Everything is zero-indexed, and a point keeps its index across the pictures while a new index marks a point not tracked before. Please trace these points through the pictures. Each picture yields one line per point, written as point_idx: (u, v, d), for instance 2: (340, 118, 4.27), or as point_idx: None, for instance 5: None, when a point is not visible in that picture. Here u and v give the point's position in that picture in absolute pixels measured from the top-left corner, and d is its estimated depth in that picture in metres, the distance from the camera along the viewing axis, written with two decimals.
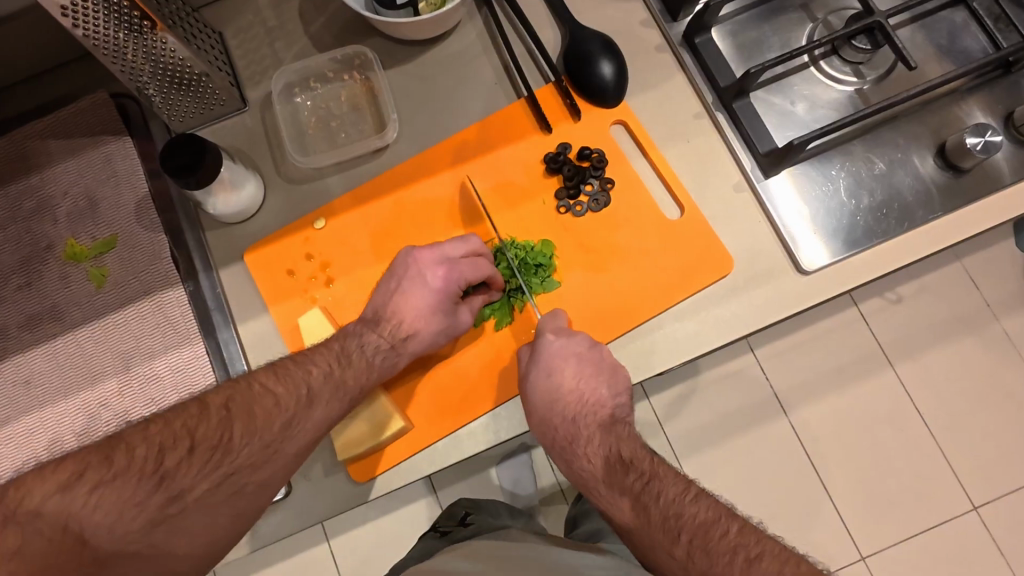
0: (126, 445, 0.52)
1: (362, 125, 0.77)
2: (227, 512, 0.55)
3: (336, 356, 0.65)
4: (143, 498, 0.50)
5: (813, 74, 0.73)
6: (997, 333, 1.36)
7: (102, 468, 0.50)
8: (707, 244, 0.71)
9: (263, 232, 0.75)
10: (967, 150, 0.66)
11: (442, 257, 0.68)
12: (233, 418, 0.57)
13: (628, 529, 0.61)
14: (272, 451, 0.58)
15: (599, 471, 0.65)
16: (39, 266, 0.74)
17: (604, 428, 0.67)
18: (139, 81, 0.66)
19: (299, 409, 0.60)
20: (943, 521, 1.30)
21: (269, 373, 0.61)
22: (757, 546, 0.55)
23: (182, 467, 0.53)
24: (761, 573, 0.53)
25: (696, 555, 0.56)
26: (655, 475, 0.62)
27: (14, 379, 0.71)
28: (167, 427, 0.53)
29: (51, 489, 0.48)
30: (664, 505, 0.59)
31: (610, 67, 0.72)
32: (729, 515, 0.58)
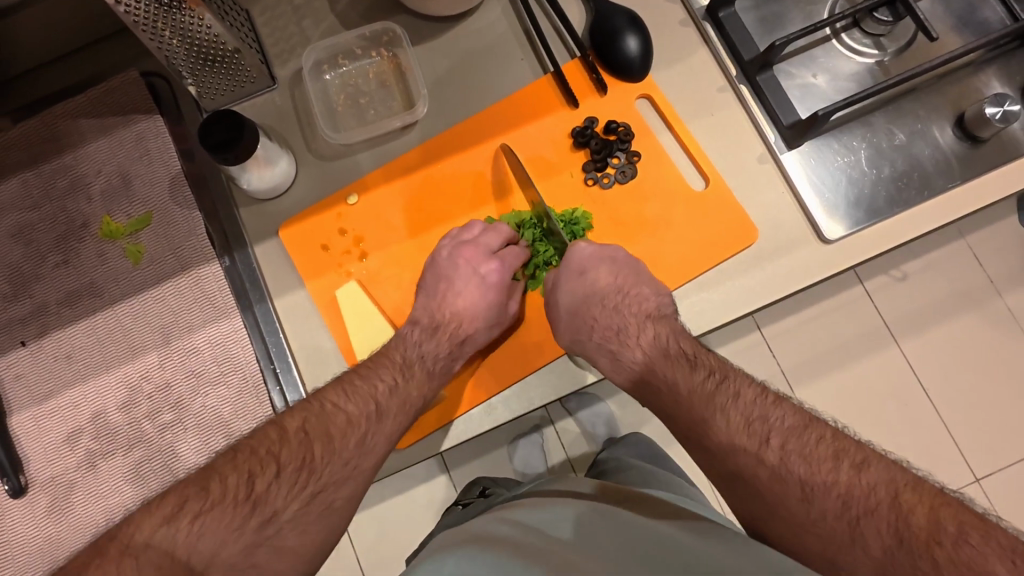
0: (219, 475, 0.54)
1: (391, 102, 0.78)
2: (320, 528, 0.57)
3: (399, 368, 0.68)
4: (241, 523, 0.52)
5: (835, 46, 0.74)
6: (998, 308, 1.39)
7: (200, 499, 0.52)
8: (731, 215, 0.72)
9: (296, 207, 0.76)
10: (986, 119, 0.68)
11: (487, 251, 0.72)
12: (312, 440, 0.60)
13: (705, 433, 0.59)
14: (353, 467, 0.61)
15: (664, 377, 0.65)
16: (77, 243, 0.75)
17: (651, 318, 0.69)
18: (173, 60, 0.68)
19: (370, 425, 0.63)
20: (945, 492, 1.34)
21: (337, 392, 0.64)
22: (860, 452, 0.54)
23: (272, 490, 0.55)
24: (870, 479, 0.52)
25: (792, 460, 0.55)
26: (728, 376, 0.62)
27: (55, 355, 0.73)
28: (254, 454, 0.56)
29: (158, 522, 0.50)
30: (746, 409, 0.59)
31: (636, 41, 0.73)
32: (818, 420, 0.57)
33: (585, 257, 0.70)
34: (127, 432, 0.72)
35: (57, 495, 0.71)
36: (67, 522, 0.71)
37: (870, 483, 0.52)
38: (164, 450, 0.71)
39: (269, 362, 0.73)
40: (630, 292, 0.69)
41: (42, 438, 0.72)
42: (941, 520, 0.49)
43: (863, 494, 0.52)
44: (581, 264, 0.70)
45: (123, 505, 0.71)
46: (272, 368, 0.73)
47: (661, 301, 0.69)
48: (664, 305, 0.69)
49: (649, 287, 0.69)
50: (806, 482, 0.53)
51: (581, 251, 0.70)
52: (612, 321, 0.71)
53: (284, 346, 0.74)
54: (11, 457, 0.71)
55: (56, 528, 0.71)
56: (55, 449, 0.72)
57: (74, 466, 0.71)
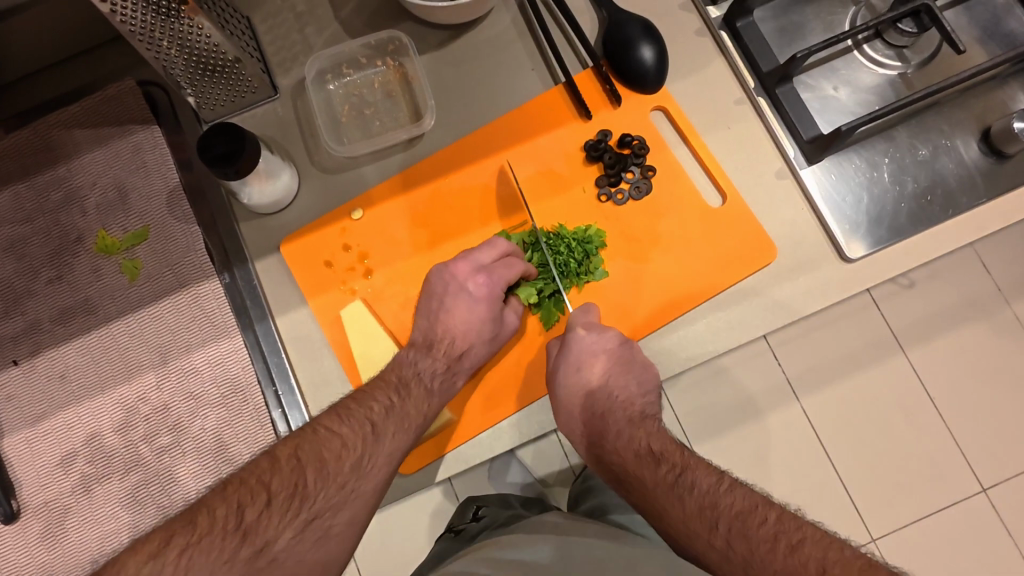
0: (206, 508, 0.51)
1: (397, 113, 0.75)
2: (317, 557, 0.54)
3: (395, 388, 0.64)
4: (230, 556, 0.49)
5: (856, 57, 0.72)
6: (1007, 317, 1.37)
7: (187, 532, 0.49)
8: (748, 232, 0.70)
9: (299, 221, 0.73)
10: (1013, 134, 0.66)
11: (476, 265, 0.67)
12: (305, 466, 0.56)
13: (666, 521, 0.58)
14: (350, 492, 0.57)
15: (631, 467, 0.62)
16: (70, 258, 0.72)
17: (633, 422, 0.66)
18: (171, 69, 0.65)
19: (367, 448, 0.59)
20: (953, 504, 1.32)
21: (331, 417, 0.60)
22: (798, 531, 0.53)
23: (264, 520, 0.52)
24: (803, 557, 0.51)
25: (736, 542, 0.53)
26: (688, 467, 0.60)
27: (49, 374, 0.70)
28: (244, 484, 0.53)
29: (142, 561, 0.47)
30: (700, 495, 0.57)
31: (651, 51, 0.70)
32: (765, 503, 0.56)
33: (583, 350, 0.65)
34: (123, 455, 0.69)
35: (50, 520, 0.69)
36: (61, 548, 0.69)
37: (803, 561, 0.51)
38: (161, 473, 0.69)
39: (270, 383, 0.71)
40: (619, 397, 0.67)
41: (35, 462, 0.69)
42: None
43: (797, 571, 0.50)
44: (578, 359, 0.65)
45: (119, 531, 0.68)
46: (273, 389, 0.71)
47: (646, 403, 0.67)
48: (648, 408, 0.67)
49: None
50: (750, 563, 0.52)
51: (580, 341, 0.65)
52: (597, 414, 0.67)
53: (286, 366, 0.71)
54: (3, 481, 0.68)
55: (50, 555, 0.69)
56: (48, 473, 0.69)
57: (68, 491, 0.69)
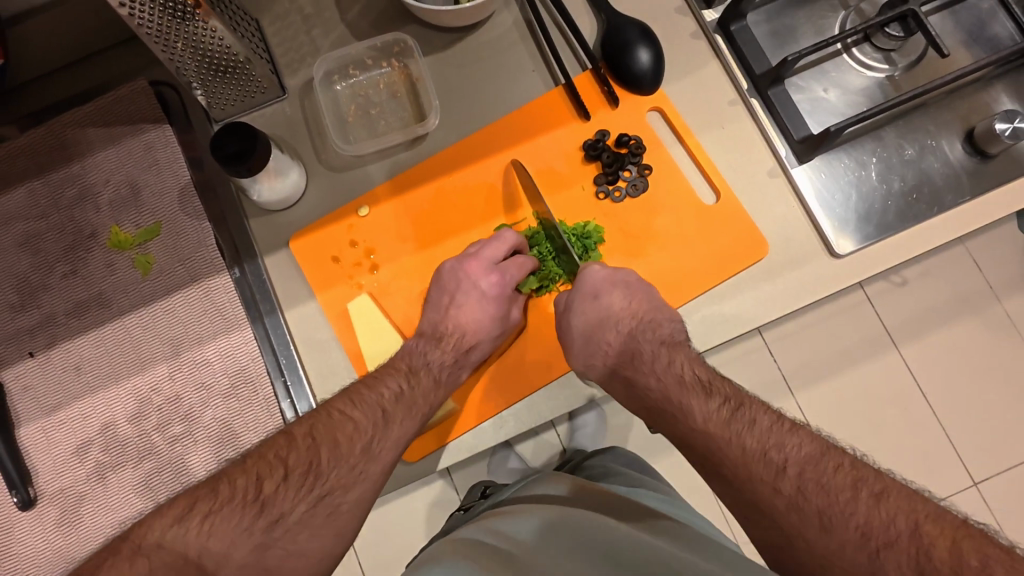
0: (228, 478, 0.54)
1: (402, 114, 0.77)
2: (329, 532, 0.56)
3: (405, 376, 0.67)
4: (250, 524, 0.52)
5: (845, 60, 0.74)
6: (997, 313, 1.40)
7: (210, 500, 0.52)
8: (741, 229, 0.72)
9: (306, 218, 0.76)
10: (996, 135, 0.68)
11: (489, 263, 0.71)
12: (319, 444, 0.59)
13: (719, 459, 0.58)
14: (360, 472, 0.60)
15: (677, 396, 0.63)
16: (85, 253, 0.74)
17: (666, 345, 0.67)
18: (183, 71, 0.68)
19: (377, 431, 0.62)
20: (944, 496, 1.35)
21: (345, 401, 0.63)
22: (879, 482, 0.52)
23: (280, 493, 0.55)
24: (890, 509, 0.51)
25: (809, 489, 0.53)
26: (744, 403, 0.61)
27: (64, 366, 0.73)
28: (262, 458, 0.56)
29: (168, 523, 0.50)
30: (760, 435, 0.57)
31: (648, 54, 0.73)
32: (835, 449, 0.56)
33: (599, 280, 0.69)
34: (137, 444, 0.71)
35: (65, 507, 0.71)
36: (76, 534, 0.71)
37: (889, 514, 0.50)
38: (174, 462, 0.71)
39: (279, 374, 0.73)
40: (645, 319, 0.69)
41: (50, 450, 0.71)
42: (963, 555, 0.47)
43: (884, 526, 0.50)
44: (595, 288, 0.69)
45: (133, 517, 0.71)
46: (282, 380, 0.73)
47: (674, 328, 0.68)
48: (677, 333, 0.68)
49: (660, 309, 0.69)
50: (825, 513, 0.52)
51: (593, 274, 0.69)
52: (625, 346, 0.70)
53: (294, 358, 0.73)
54: (21, 470, 0.70)
55: (65, 541, 0.71)
56: (64, 461, 0.71)
57: (83, 478, 0.71)
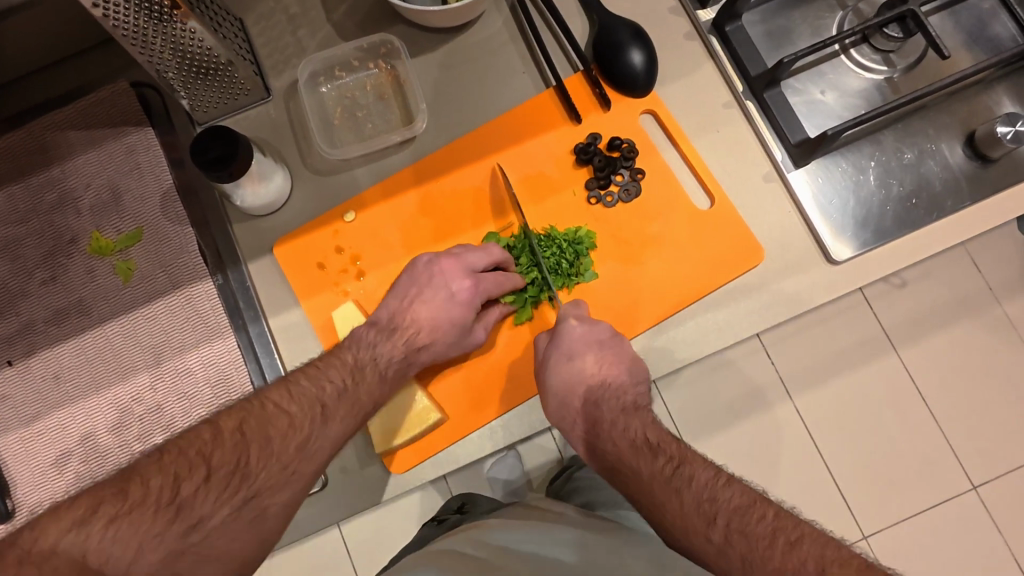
0: (140, 476, 0.48)
1: (389, 116, 0.75)
2: (250, 537, 0.51)
3: (351, 369, 0.62)
4: (162, 530, 0.46)
5: (843, 61, 0.72)
6: (997, 316, 1.38)
7: (118, 501, 0.46)
8: (736, 234, 0.71)
9: (291, 223, 0.74)
10: (997, 139, 0.67)
11: (468, 268, 0.68)
12: (250, 442, 0.53)
13: (661, 515, 0.56)
14: (292, 473, 0.55)
15: (626, 457, 0.60)
16: (64, 259, 0.73)
17: (626, 412, 0.65)
18: (164, 72, 0.65)
19: (315, 428, 0.57)
20: (943, 501, 1.33)
21: (280, 393, 0.58)
22: (796, 529, 0.53)
23: (200, 495, 0.49)
24: (802, 555, 0.51)
25: (735, 538, 0.53)
26: (686, 459, 0.59)
27: (43, 375, 0.71)
28: (182, 454, 0.50)
29: (66, 527, 0.43)
30: (697, 489, 0.56)
31: (641, 55, 0.71)
32: (763, 499, 0.55)
33: (575, 339, 0.65)
34: (117, 455, 0.70)
35: None
36: None
37: (803, 559, 0.50)
38: None
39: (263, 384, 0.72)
40: (610, 385, 0.66)
41: (30, 461, 0.70)
42: None
43: (798, 568, 0.50)
44: (570, 348, 0.65)
45: None
46: None
47: (638, 394, 0.67)
48: (640, 399, 0.66)
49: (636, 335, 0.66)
50: (748, 559, 0.51)
51: (571, 331, 0.66)
52: (590, 413, 0.66)
53: (279, 366, 0.72)
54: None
55: None
56: (43, 472, 0.70)
57: (62, 490, 0.70)
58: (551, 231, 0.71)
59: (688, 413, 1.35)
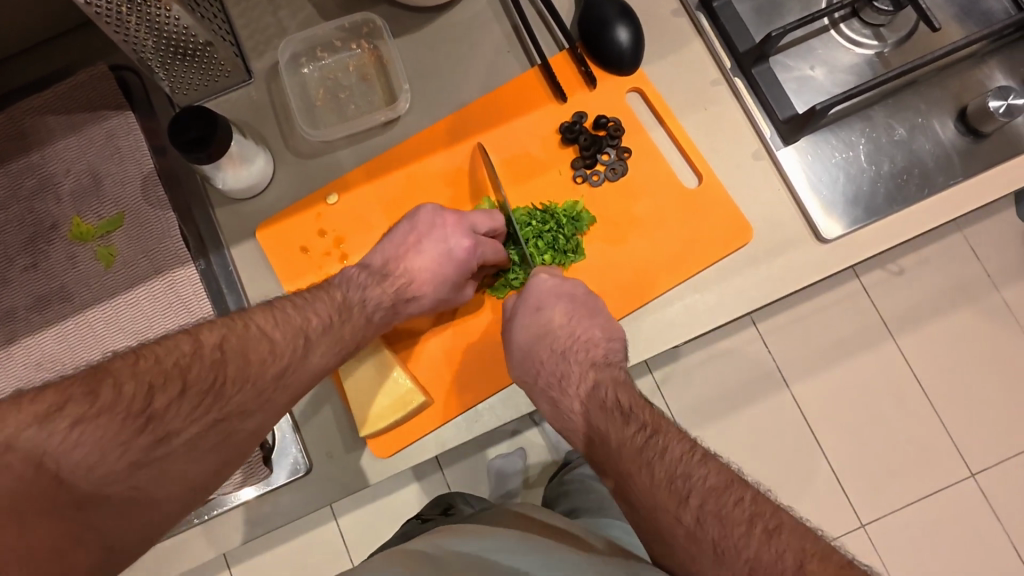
0: (113, 379, 0.46)
1: (372, 97, 0.74)
2: (214, 460, 0.51)
3: (337, 308, 0.62)
4: (127, 440, 0.45)
5: (833, 37, 0.71)
6: (995, 302, 1.37)
7: (85, 403, 0.44)
8: (725, 212, 0.70)
9: (273, 207, 0.73)
10: (990, 113, 0.66)
11: (469, 228, 0.68)
12: (228, 361, 0.52)
13: (629, 486, 0.55)
14: (266, 400, 0.54)
15: (596, 422, 0.61)
16: (46, 246, 0.72)
17: (595, 367, 0.65)
18: (141, 53, 0.64)
19: (295, 359, 0.57)
20: (941, 488, 1.32)
21: (266, 317, 0.57)
22: (775, 517, 0.51)
23: (172, 410, 0.48)
24: (780, 545, 0.49)
25: (707, 522, 0.51)
26: (659, 429, 0.57)
27: (25, 362, 0.70)
28: (158, 365, 0.48)
29: (26, 421, 0.42)
30: (669, 463, 0.54)
31: (627, 32, 0.70)
32: (740, 480, 0.53)
33: (542, 292, 0.66)
34: None
35: None
36: None
37: (779, 550, 0.49)
38: None
39: None
40: (580, 337, 0.66)
41: None
42: None
43: (772, 561, 0.48)
44: (538, 300, 0.66)
45: None
46: None
47: (610, 348, 0.66)
48: (612, 354, 0.66)
49: (601, 329, 0.66)
50: (719, 545, 0.50)
51: (541, 284, 0.67)
52: (557, 367, 0.66)
53: None
54: None
55: None
56: None
57: None
58: (548, 206, 0.70)
59: (683, 402, 1.35)
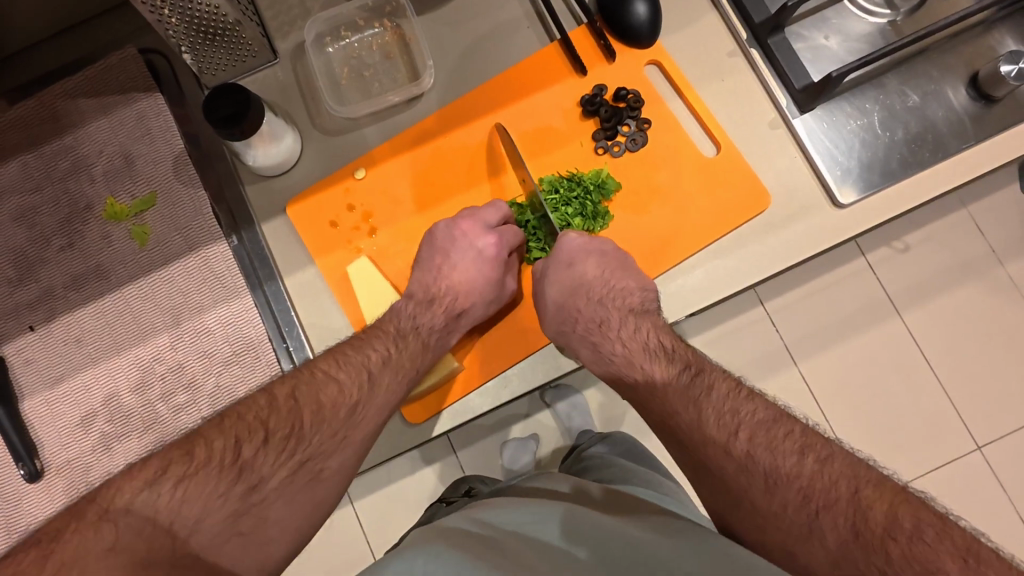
0: (204, 439, 0.53)
1: (396, 74, 0.76)
2: (308, 499, 0.56)
3: (393, 339, 0.68)
4: (225, 490, 0.51)
5: (847, 6, 0.73)
6: (999, 277, 1.39)
7: (185, 462, 0.50)
8: (745, 181, 0.71)
9: (301, 183, 0.75)
10: (1002, 77, 0.67)
11: (484, 225, 0.72)
12: (303, 407, 0.58)
13: (676, 424, 0.61)
14: (343, 437, 0.59)
15: (638, 360, 0.67)
16: (81, 226, 0.74)
17: (634, 313, 0.70)
18: (172, 33, 0.66)
19: (363, 395, 0.62)
20: (948, 461, 1.35)
21: (328, 361, 0.63)
22: (825, 447, 0.55)
23: (260, 456, 0.54)
24: (833, 474, 0.54)
25: (759, 453, 0.56)
26: (702, 370, 0.64)
27: (64, 339, 0.72)
28: (241, 420, 0.55)
29: (139, 486, 0.48)
30: (717, 402, 0.60)
31: (645, 5, 0.71)
32: (788, 416, 0.58)
33: (575, 248, 0.70)
34: (140, 414, 0.71)
35: (72, 478, 0.71)
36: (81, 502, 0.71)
37: (832, 478, 0.53)
38: (177, 429, 0.71)
39: (281, 340, 0.73)
40: (615, 285, 0.69)
41: (54, 423, 0.72)
42: (898, 517, 0.50)
43: (826, 487, 0.53)
44: (569, 255, 0.70)
45: None
46: (284, 346, 0.73)
47: (644, 296, 0.69)
48: (648, 300, 0.69)
49: (635, 279, 0.69)
50: (772, 474, 0.54)
51: (570, 242, 0.70)
52: (595, 313, 0.72)
53: (296, 324, 0.73)
54: (25, 442, 0.71)
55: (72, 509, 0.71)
56: (69, 433, 0.71)
57: (89, 450, 0.71)
58: (575, 174, 0.72)
59: None
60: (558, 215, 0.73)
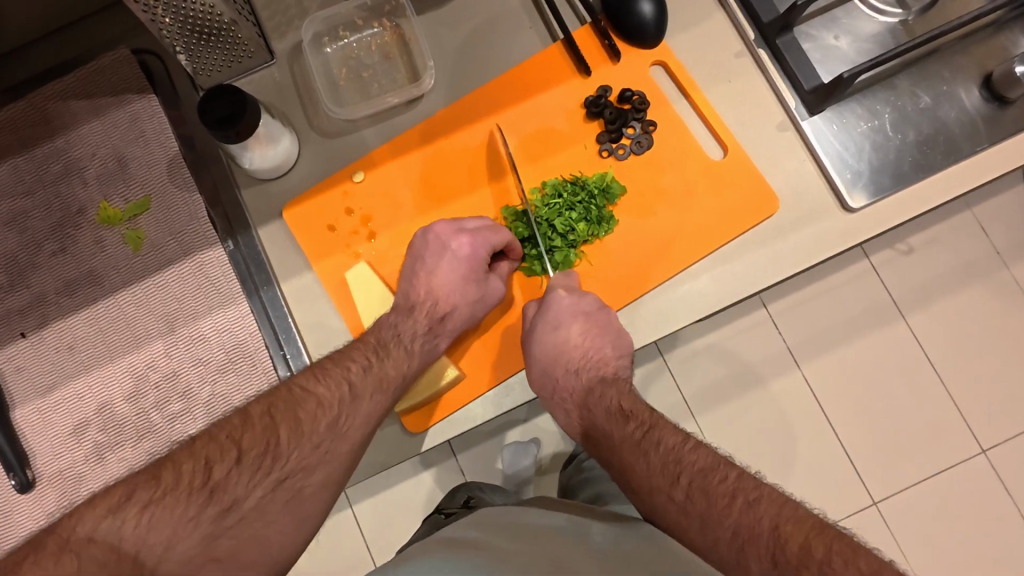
0: (173, 462, 0.51)
1: (395, 75, 0.74)
2: (288, 518, 0.55)
3: (373, 349, 0.65)
4: (196, 514, 0.49)
5: (857, 6, 0.71)
6: (1005, 279, 1.38)
7: (152, 487, 0.49)
8: (752, 184, 0.70)
9: (299, 187, 0.73)
10: (1016, 78, 0.66)
11: (460, 227, 0.69)
12: (278, 424, 0.56)
13: (631, 476, 0.61)
14: (325, 452, 0.58)
15: (602, 423, 0.66)
16: (73, 230, 0.72)
17: (604, 375, 0.69)
18: (165, 33, 0.64)
19: (343, 408, 0.60)
20: (954, 465, 1.33)
21: (306, 376, 0.61)
22: (756, 490, 0.55)
23: (233, 477, 0.52)
24: (759, 512, 0.54)
25: (696, 497, 0.56)
26: (655, 425, 0.63)
27: (57, 346, 0.71)
28: (213, 440, 0.53)
29: (103, 514, 0.47)
30: (663, 452, 0.60)
31: (651, 4, 0.70)
32: (728, 462, 0.58)
33: (563, 309, 0.66)
34: (135, 423, 0.70)
35: (65, 488, 0.69)
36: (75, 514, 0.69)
37: (758, 517, 0.54)
38: (173, 438, 0.69)
39: (277, 347, 0.71)
40: (591, 356, 0.68)
41: (47, 432, 0.70)
42: (812, 550, 0.51)
43: (751, 526, 0.54)
44: (560, 297, 0.67)
45: None
46: (281, 353, 0.71)
47: (618, 363, 0.69)
48: (620, 369, 0.69)
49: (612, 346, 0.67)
50: (706, 517, 0.55)
51: (559, 301, 0.66)
52: (569, 378, 0.69)
53: (294, 331, 0.71)
54: (17, 452, 0.69)
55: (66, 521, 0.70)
56: (62, 442, 0.70)
57: (82, 460, 0.70)
58: (578, 177, 0.71)
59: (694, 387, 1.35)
60: (552, 223, 0.70)
